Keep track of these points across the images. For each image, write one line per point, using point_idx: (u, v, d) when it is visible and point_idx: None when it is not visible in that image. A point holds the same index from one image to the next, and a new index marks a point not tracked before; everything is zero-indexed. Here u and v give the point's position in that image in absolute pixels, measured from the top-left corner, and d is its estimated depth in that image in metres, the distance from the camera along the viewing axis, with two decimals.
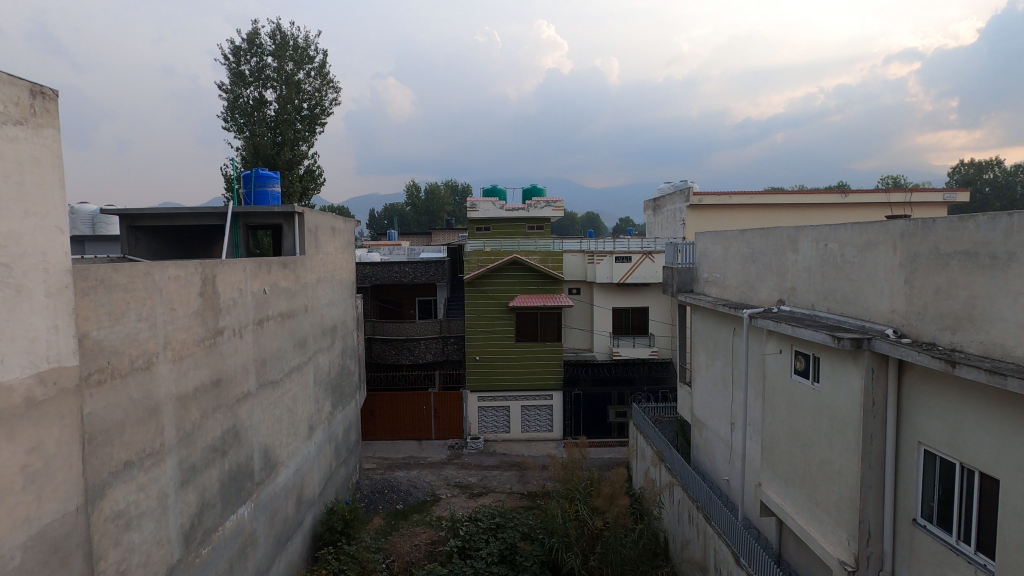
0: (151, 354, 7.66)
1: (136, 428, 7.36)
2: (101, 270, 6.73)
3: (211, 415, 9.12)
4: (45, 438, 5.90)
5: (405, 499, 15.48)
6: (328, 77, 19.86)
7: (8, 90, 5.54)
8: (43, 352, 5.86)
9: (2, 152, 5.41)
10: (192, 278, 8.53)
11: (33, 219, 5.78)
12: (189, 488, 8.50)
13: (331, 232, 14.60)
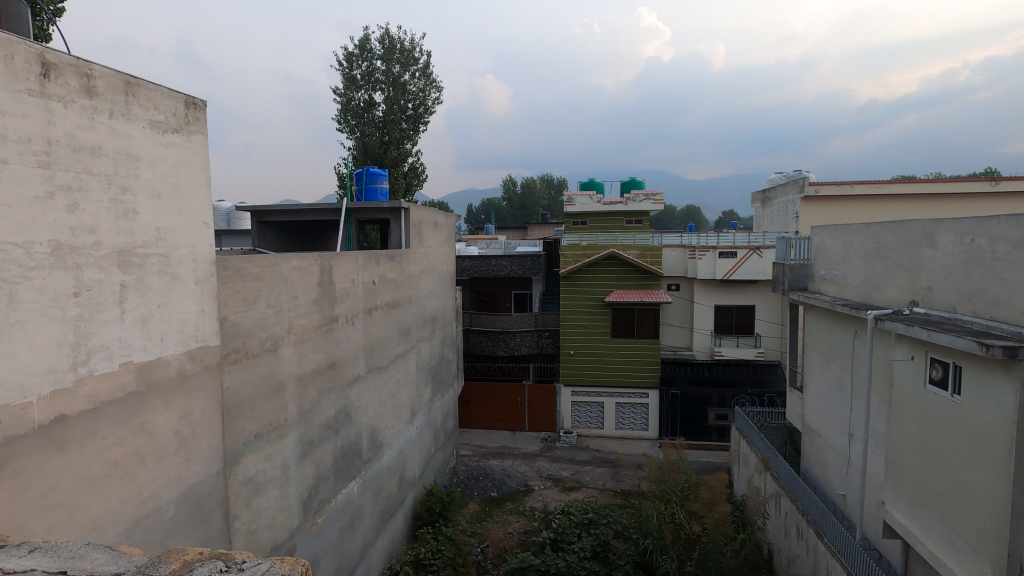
0: (277, 337, 8.44)
1: (264, 403, 8.16)
2: (237, 261, 7.51)
3: (326, 396, 9.87)
4: (192, 408, 6.73)
5: (499, 488, 15.87)
6: (432, 77, 20.63)
7: (168, 103, 6.34)
8: (192, 332, 6.68)
9: (161, 157, 6.23)
10: (312, 269, 9.26)
11: (185, 215, 6.58)
12: (307, 461, 9.29)
13: (433, 226, 15.17)
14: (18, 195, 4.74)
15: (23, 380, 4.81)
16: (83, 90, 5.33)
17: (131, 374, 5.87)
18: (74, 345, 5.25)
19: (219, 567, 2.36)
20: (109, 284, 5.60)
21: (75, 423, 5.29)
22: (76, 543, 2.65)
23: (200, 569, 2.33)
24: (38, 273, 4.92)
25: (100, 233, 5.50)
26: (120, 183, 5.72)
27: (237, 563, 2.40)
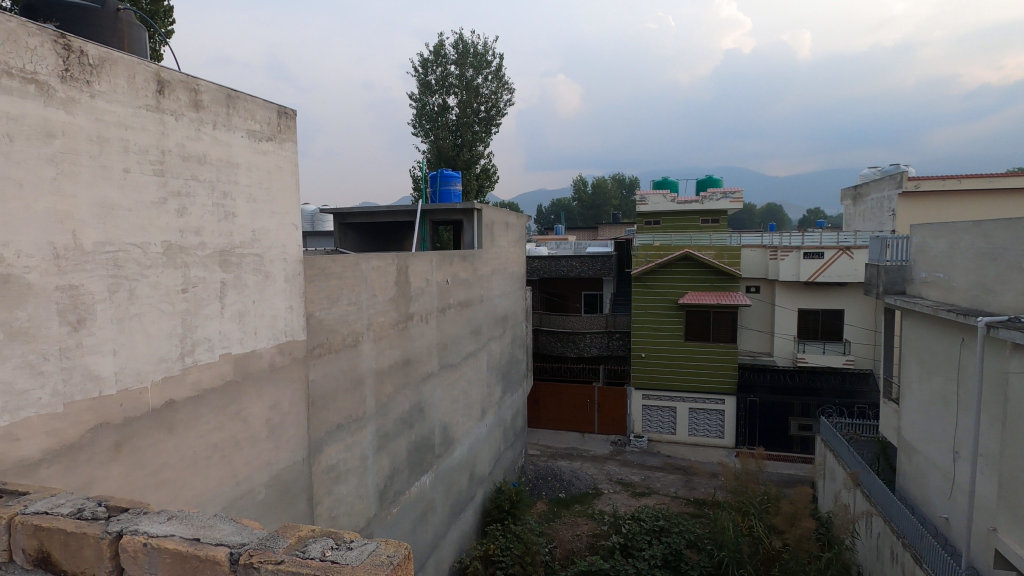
0: (357, 333, 8.84)
1: (345, 396, 8.58)
2: (322, 261, 7.95)
3: (401, 391, 10.23)
4: (281, 398, 7.20)
5: (567, 489, 15.79)
6: (504, 79, 20.86)
7: (263, 113, 6.80)
8: (282, 327, 7.15)
9: (257, 164, 6.71)
10: (390, 269, 9.62)
11: (277, 217, 7.06)
12: (384, 453, 9.67)
13: (504, 227, 15.33)
14: (136, 201, 5.26)
15: (139, 367, 5.34)
16: (191, 104, 5.83)
17: (228, 364, 6.37)
18: (181, 336, 5.76)
19: (325, 547, 2.43)
20: (211, 281, 6.09)
21: (181, 407, 5.81)
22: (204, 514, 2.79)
23: (314, 545, 2.40)
24: (152, 271, 5.44)
25: (205, 234, 6.00)
26: (221, 188, 6.21)
27: (342, 543, 2.45)
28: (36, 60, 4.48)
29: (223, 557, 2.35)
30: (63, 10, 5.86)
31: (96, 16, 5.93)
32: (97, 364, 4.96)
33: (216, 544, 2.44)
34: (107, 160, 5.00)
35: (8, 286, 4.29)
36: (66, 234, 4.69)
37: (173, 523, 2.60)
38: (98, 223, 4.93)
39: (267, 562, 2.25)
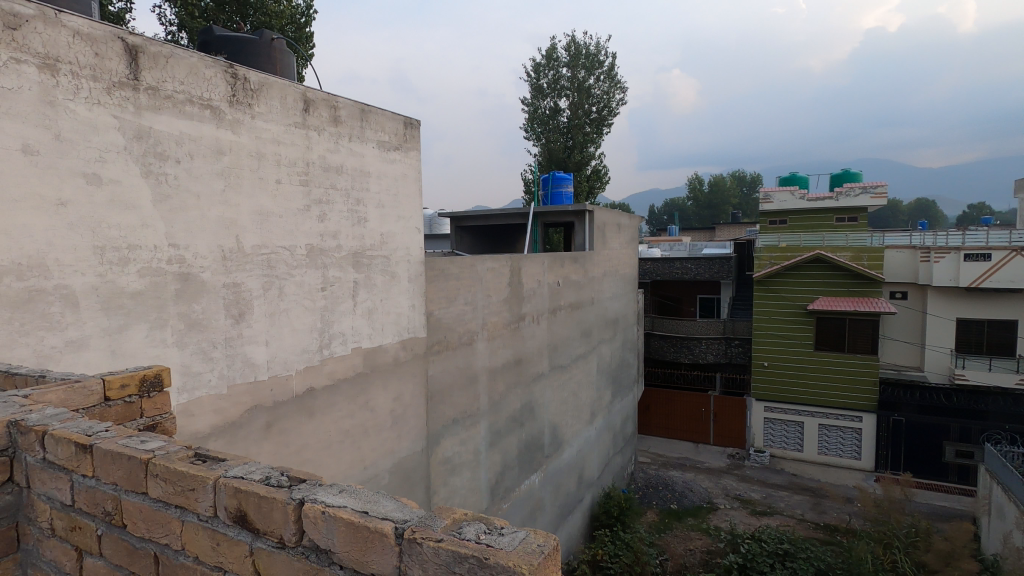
0: (472, 332, 9.15)
1: (461, 392, 8.94)
2: (441, 263, 8.36)
3: (513, 389, 10.44)
4: (403, 391, 7.69)
5: (680, 501, 15.13)
6: (616, 78, 20.52)
7: (391, 125, 7.31)
8: (405, 324, 7.64)
9: (385, 173, 7.22)
10: (503, 270, 9.80)
11: (402, 221, 7.56)
12: (495, 449, 9.93)
13: (617, 228, 15.06)
14: (286, 208, 5.90)
15: (287, 357, 5.98)
16: (331, 120, 6.41)
17: (359, 357, 6.92)
18: (320, 331, 6.37)
19: (484, 533, 1.74)
20: (345, 281, 6.67)
21: (320, 395, 6.41)
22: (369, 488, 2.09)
23: (469, 530, 1.73)
24: (298, 271, 6.06)
25: (341, 238, 6.59)
26: (355, 196, 6.77)
27: (505, 528, 1.78)
28: (211, 88, 5.17)
29: (391, 530, 1.74)
30: (230, 44, 6.72)
31: (255, 46, 6.73)
32: (253, 353, 5.63)
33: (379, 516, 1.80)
34: (263, 172, 5.66)
35: (187, 283, 5.02)
36: (232, 238, 5.39)
37: (326, 484, 1.99)
38: (256, 228, 5.60)
39: (434, 540, 1.62)
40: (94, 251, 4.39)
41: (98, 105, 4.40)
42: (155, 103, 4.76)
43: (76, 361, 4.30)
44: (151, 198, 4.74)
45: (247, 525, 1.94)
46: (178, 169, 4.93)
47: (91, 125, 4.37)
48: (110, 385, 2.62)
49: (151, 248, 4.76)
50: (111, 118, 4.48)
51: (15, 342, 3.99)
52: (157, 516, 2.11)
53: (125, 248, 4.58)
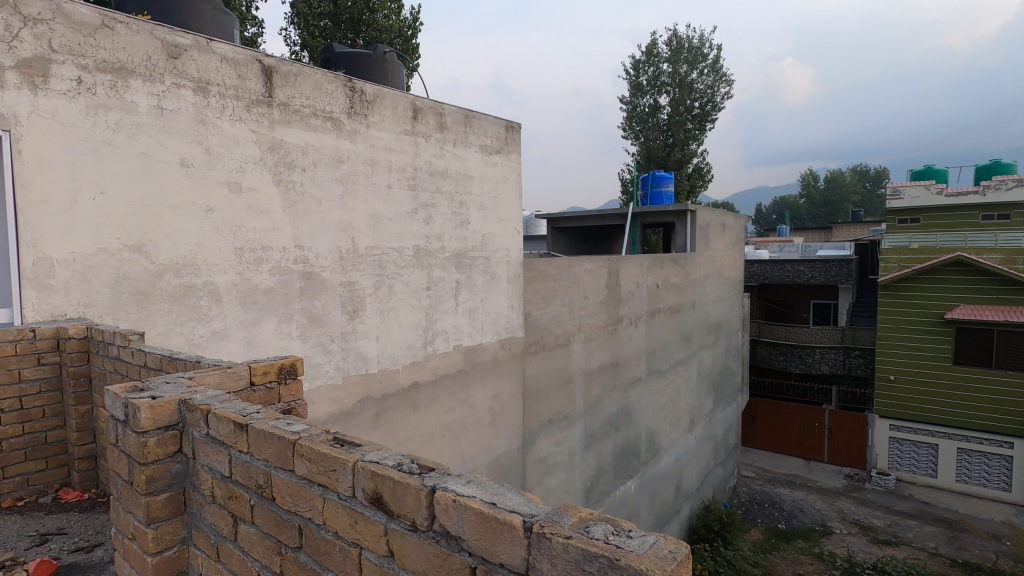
0: (569, 333, 9.08)
1: (556, 393, 8.94)
2: (538, 264, 8.42)
3: (609, 393, 10.25)
4: (501, 389, 7.84)
5: (788, 521, 14.08)
6: (722, 71, 19.53)
7: (493, 129, 7.49)
8: (503, 324, 7.80)
9: (487, 176, 7.42)
10: (602, 271, 9.59)
11: (503, 223, 7.72)
12: (590, 452, 9.84)
13: (721, 228, 14.31)
14: (395, 212, 6.24)
15: (394, 352, 6.33)
16: (438, 127, 6.69)
17: (460, 355, 7.18)
18: (425, 328, 6.68)
19: (618, 532, 1.15)
20: (449, 280, 6.94)
21: (423, 389, 6.72)
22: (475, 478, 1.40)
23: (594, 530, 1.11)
24: (405, 271, 6.40)
25: (445, 239, 6.85)
26: (459, 199, 7.02)
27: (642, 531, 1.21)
28: (332, 101, 5.60)
29: (520, 517, 1.17)
30: (348, 59, 7.23)
31: (369, 60, 7.19)
32: (365, 347, 6.02)
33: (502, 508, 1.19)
34: (377, 178, 6.04)
35: (310, 281, 5.48)
36: (348, 240, 5.80)
37: (455, 475, 1.45)
38: (369, 230, 5.99)
39: (568, 531, 1.07)
40: (235, 252, 4.92)
41: (239, 121, 4.92)
42: (286, 117, 5.24)
43: (218, 349, 4.83)
44: (281, 204, 5.23)
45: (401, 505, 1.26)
46: (304, 176, 5.39)
47: (233, 139, 4.89)
48: (256, 369, 2.38)
49: (281, 248, 5.24)
50: (249, 132, 4.99)
51: (172, 331, 4.55)
52: (308, 495, 1.47)
53: (260, 248, 5.09)
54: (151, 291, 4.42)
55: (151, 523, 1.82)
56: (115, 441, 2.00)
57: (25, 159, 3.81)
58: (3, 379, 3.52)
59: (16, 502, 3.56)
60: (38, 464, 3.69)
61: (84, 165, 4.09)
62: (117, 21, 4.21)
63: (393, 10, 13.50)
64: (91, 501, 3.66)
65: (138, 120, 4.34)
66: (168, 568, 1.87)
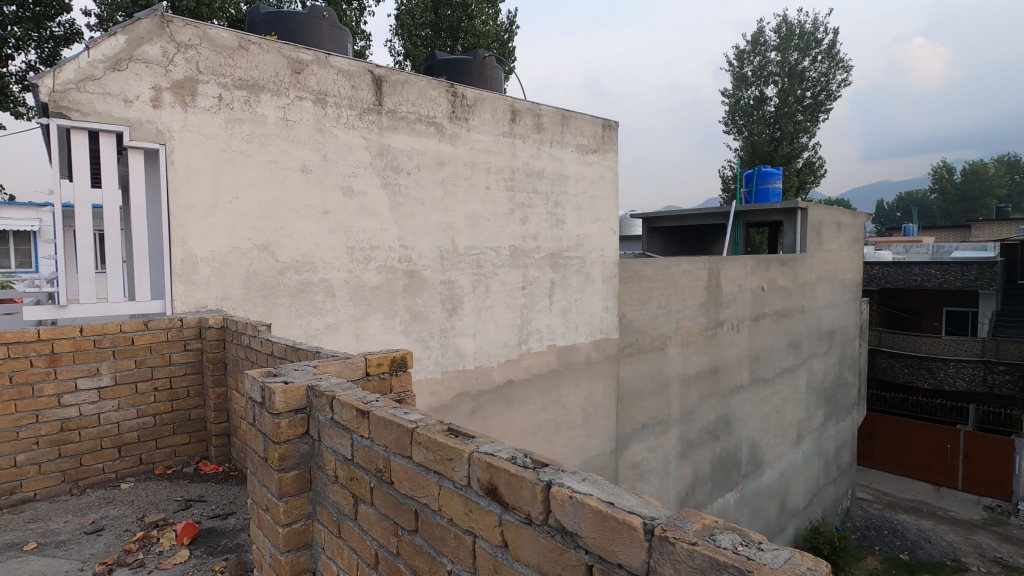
0: (665, 336, 8.79)
1: (651, 397, 8.69)
2: (634, 264, 8.23)
3: (708, 400, 9.78)
4: (594, 391, 7.76)
5: (912, 552, 12.69)
6: (838, 56, 18.00)
7: (590, 128, 7.43)
8: (598, 325, 7.72)
9: (583, 176, 7.38)
10: (702, 273, 9.15)
11: (598, 223, 7.63)
12: (687, 460, 9.46)
13: (836, 227, 13.17)
14: (493, 212, 6.39)
15: (490, 350, 6.47)
16: (535, 128, 6.76)
17: (554, 354, 7.20)
18: (520, 327, 6.77)
19: (747, 542, 0.98)
20: (544, 280, 6.98)
21: (517, 387, 6.82)
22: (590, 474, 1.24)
23: (724, 543, 0.94)
24: (502, 270, 6.52)
25: (541, 239, 6.90)
26: (555, 199, 7.03)
27: (779, 545, 1.01)
28: (435, 106, 5.84)
29: (639, 516, 1.01)
30: (449, 66, 7.50)
31: (469, 65, 7.42)
32: (463, 344, 6.21)
33: (615, 506, 1.05)
34: (475, 180, 6.21)
35: (412, 279, 5.75)
36: (448, 240, 6.01)
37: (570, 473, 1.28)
38: (468, 231, 6.17)
39: (692, 536, 0.92)
40: (347, 251, 5.28)
41: (353, 129, 5.27)
42: (393, 124, 5.54)
43: (332, 342, 5.20)
44: (387, 205, 5.53)
45: (516, 498, 1.18)
46: (409, 179, 5.67)
47: (347, 146, 5.24)
48: (371, 360, 2.52)
49: (387, 248, 5.54)
50: (360, 138, 5.32)
51: (293, 323, 4.96)
52: (424, 481, 1.47)
53: (369, 248, 5.42)
54: (276, 286, 4.85)
55: (283, 497, 1.98)
56: (252, 421, 2.19)
57: (176, 169, 4.33)
58: (157, 362, 4.02)
59: (166, 470, 4.06)
60: (184, 438, 4.17)
61: (223, 173, 4.57)
62: (251, 43, 4.66)
63: (490, 16, 13.87)
64: (224, 473, 4.09)
65: (266, 131, 4.77)
66: (296, 539, 2.03)
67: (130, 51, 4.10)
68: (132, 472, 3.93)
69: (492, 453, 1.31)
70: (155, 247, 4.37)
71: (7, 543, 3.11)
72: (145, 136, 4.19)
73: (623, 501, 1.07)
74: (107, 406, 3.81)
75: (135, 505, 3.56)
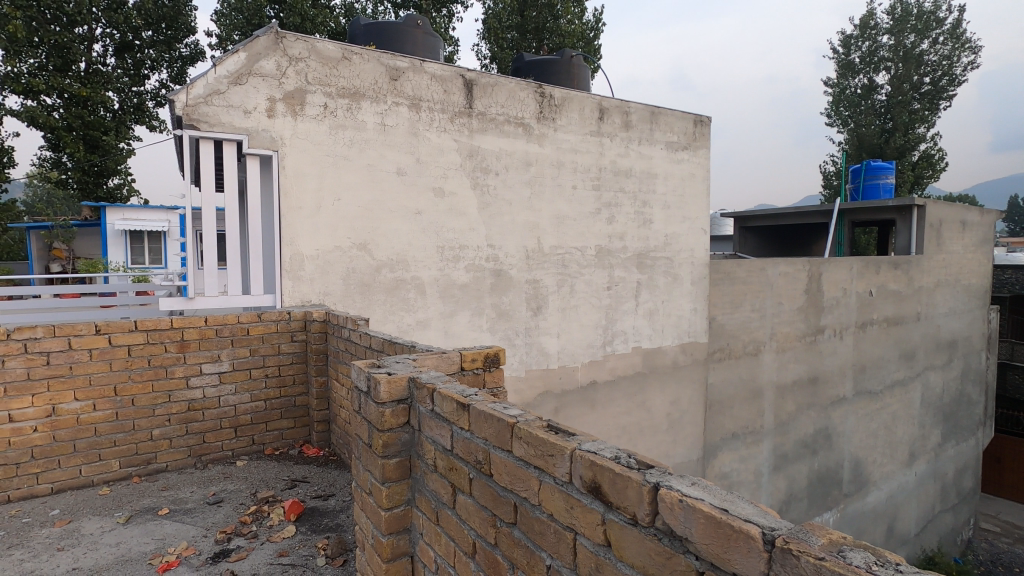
0: (759, 342, 8.33)
1: (743, 405, 8.27)
2: (726, 265, 7.87)
3: (806, 411, 9.16)
4: (680, 396, 7.52)
5: None
6: (964, 36, 16.23)
7: (680, 125, 7.21)
8: (685, 328, 7.46)
9: (673, 174, 7.16)
10: (800, 275, 8.58)
11: (687, 222, 7.37)
12: (780, 474, 8.92)
13: (960, 227, 11.85)
14: (579, 212, 6.36)
15: (574, 350, 6.45)
16: (623, 126, 6.65)
17: (639, 357, 7.05)
18: (605, 327, 6.68)
19: (882, 563, 0.91)
20: (630, 281, 6.85)
21: (601, 388, 6.75)
22: (696, 478, 1.21)
23: (861, 562, 0.88)
24: (587, 270, 6.47)
25: (627, 239, 6.77)
26: (643, 198, 6.88)
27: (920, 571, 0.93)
28: (523, 107, 5.90)
29: (758, 526, 0.97)
30: (536, 66, 7.55)
31: (557, 65, 7.42)
32: (547, 343, 6.24)
33: (726, 514, 1.01)
34: (562, 180, 6.21)
35: (500, 278, 5.85)
36: (534, 240, 6.06)
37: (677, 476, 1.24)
38: (554, 230, 6.18)
39: (819, 551, 0.87)
40: (438, 250, 5.46)
41: (444, 131, 5.45)
42: (483, 125, 5.66)
43: (422, 337, 5.40)
44: (476, 206, 5.67)
45: (621, 498, 1.18)
46: (497, 179, 5.78)
47: (439, 148, 5.43)
48: (466, 356, 2.59)
49: (475, 248, 5.68)
50: (451, 141, 5.49)
51: (387, 318, 5.20)
52: (525, 476, 1.49)
53: (458, 247, 5.57)
54: (372, 283, 5.11)
55: (385, 482, 2.09)
56: (357, 409, 2.33)
57: (287, 173, 4.69)
58: (268, 351, 4.36)
59: (275, 451, 4.40)
60: (289, 422, 4.50)
61: (327, 176, 4.89)
62: (353, 54, 4.95)
63: (575, 15, 13.83)
64: (325, 458, 4.37)
65: (366, 136, 5.05)
66: (397, 523, 2.13)
67: (250, 66, 4.49)
68: (246, 451, 4.30)
69: (596, 452, 1.31)
70: (268, 245, 4.76)
71: (146, 507, 3.51)
72: (261, 143, 4.57)
73: (737, 508, 1.03)
74: (226, 390, 4.19)
75: (249, 481, 3.90)
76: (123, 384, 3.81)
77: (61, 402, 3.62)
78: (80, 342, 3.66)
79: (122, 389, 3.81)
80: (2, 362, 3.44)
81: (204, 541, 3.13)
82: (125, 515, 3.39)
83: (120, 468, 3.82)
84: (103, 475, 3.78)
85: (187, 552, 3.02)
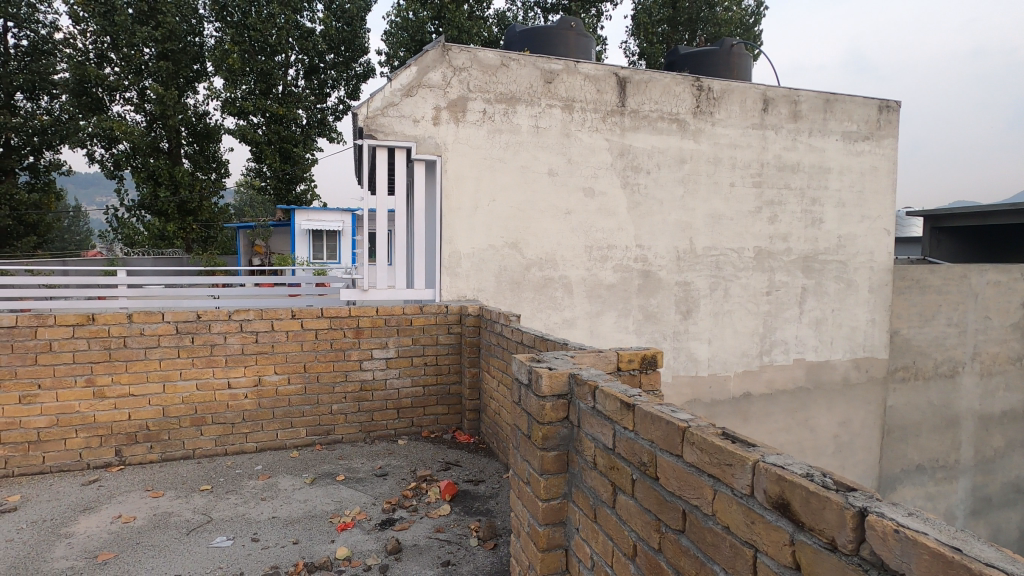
0: (956, 362, 7.10)
1: (932, 434, 7.13)
2: (917, 271, 6.82)
3: (1019, 448, 7.62)
4: (852, 417, 6.71)
5: None
6: None
7: (861, 111, 6.40)
8: (861, 341, 6.62)
9: (850, 167, 6.39)
10: (1017, 284, 7.15)
11: (867, 221, 6.52)
12: (981, 520, 7.53)
13: None
14: (738, 211, 5.96)
15: (727, 358, 6.06)
16: (791, 116, 6.09)
17: (802, 370, 6.41)
18: (762, 335, 6.18)
19: None
20: (794, 286, 6.25)
21: (756, 401, 6.27)
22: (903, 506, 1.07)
23: None
24: (744, 273, 6.04)
25: (792, 240, 6.19)
26: (812, 195, 6.24)
27: None
28: (678, 102, 5.68)
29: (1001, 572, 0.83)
30: (692, 59, 7.20)
31: (715, 55, 7.02)
32: (697, 349, 5.94)
33: (952, 554, 0.88)
34: (719, 177, 5.87)
35: (648, 279, 5.69)
36: (686, 240, 5.80)
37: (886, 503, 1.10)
38: (708, 231, 5.86)
39: None
40: (586, 250, 5.48)
41: (597, 131, 5.44)
42: (636, 123, 5.55)
43: (569, 335, 5.46)
44: (627, 206, 5.58)
45: (818, 519, 1.08)
46: (649, 178, 5.63)
47: (591, 148, 5.44)
48: (622, 356, 2.57)
49: (624, 248, 5.59)
50: (603, 140, 5.47)
51: (535, 315, 5.34)
52: (697, 483, 1.43)
53: (606, 247, 5.53)
54: (522, 282, 5.28)
55: (544, 473, 2.15)
56: (517, 400, 2.42)
57: (449, 176, 5.02)
58: (427, 340, 4.71)
59: (431, 434, 4.74)
60: (444, 408, 4.81)
61: (484, 179, 5.14)
62: (512, 60, 5.15)
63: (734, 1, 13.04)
64: (475, 445, 4.60)
65: (520, 139, 5.23)
66: (553, 515, 2.18)
67: (419, 78, 4.88)
68: (406, 431, 4.70)
69: (783, 466, 1.21)
70: (430, 243, 5.14)
71: (326, 471, 4.01)
72: (427, 149, 4.95)
73: (972, 548, 0.89)
74: (392, 373, 4.61)
75: (409, 459, 4.26)
76: (311, 362, 4.38)
77: (264, 374, 4.26)
78: (280, 324, 4.28)
79: (310, 367, 4.38)
80: (224, 338, 4.15)
81: (374, 508, 3.49)
82: (311, 477, 3.89)
83: (306, 436, 4.41)
84: (293, 440, 4.38)
85: (359, 516, 3.38)
